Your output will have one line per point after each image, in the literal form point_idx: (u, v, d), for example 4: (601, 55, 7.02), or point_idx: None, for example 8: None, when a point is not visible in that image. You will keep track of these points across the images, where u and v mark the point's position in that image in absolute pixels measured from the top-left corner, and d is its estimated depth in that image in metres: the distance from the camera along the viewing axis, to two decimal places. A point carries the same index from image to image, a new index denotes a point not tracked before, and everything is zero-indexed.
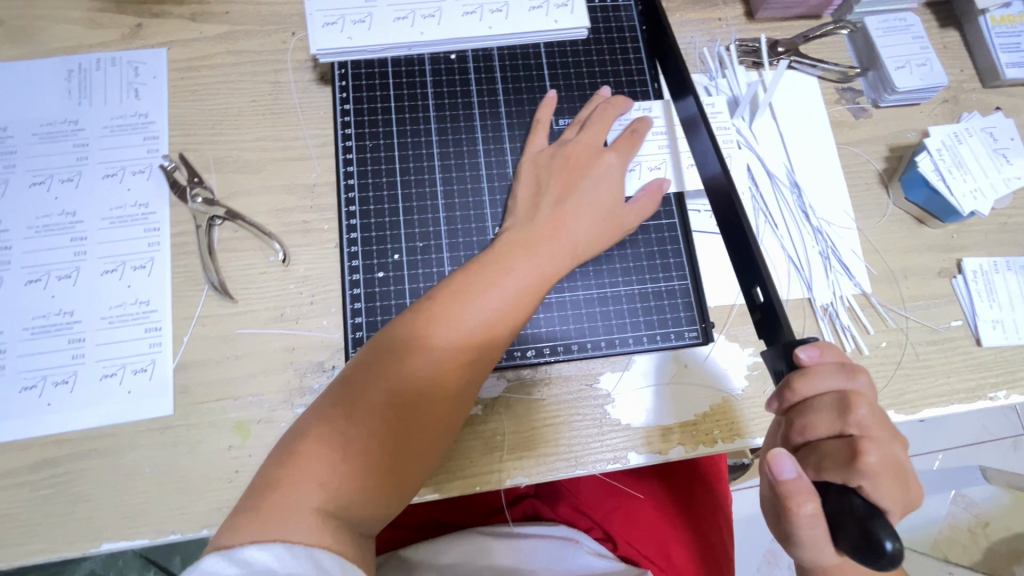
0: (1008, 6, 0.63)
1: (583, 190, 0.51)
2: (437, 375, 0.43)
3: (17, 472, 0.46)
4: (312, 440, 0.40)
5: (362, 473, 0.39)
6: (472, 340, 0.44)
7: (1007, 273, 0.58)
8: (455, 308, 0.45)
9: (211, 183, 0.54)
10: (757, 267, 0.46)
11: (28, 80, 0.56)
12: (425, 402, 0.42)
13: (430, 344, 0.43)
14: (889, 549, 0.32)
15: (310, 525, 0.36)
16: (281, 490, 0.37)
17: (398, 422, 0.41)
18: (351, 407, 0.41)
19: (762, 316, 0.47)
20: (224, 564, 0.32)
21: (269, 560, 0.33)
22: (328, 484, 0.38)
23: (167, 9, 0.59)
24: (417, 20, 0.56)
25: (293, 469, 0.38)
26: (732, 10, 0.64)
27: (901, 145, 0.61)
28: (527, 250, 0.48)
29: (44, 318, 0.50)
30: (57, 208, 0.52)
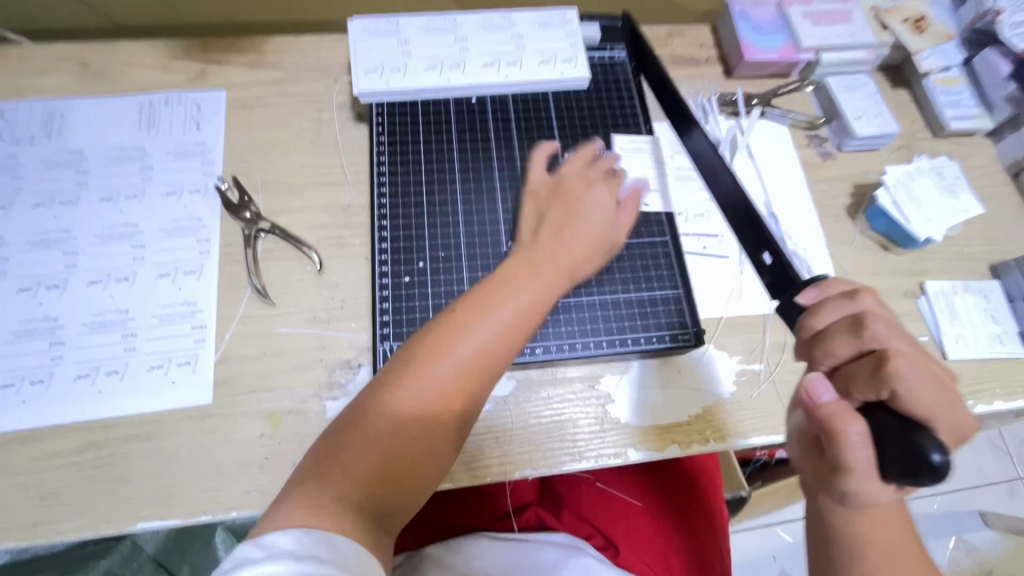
0: (948, 70, 0.74)
1: (581, 213, 0.56)
2: (451, 382, 0.46)
3: (65, 453, 0.50)
4: (339, 442, 0.43)
5: (385, 471, 0.43)
6: (484, 351, 0.47)
7: (966, 294, 0.64)
8: (472, 317, 0.48)
9: (259, 202, 0.62)
10: (764, 235, 0.54)
11: (105, 113, 0.64)
12: (442, 407, 0.45)
13: (444, 355, 0.46)
14: (937, 461, 0.36)
15: (338, 513, 0.38)
16: (314, 480, 0.41)
17: (415, 424, 0.45)
18: (373, 410, 0.45)
19: (771, 277, 0.55)
20: (253, 548, 0.35)
21: (293, 542, 0.35)
22: (355, 478, 0.41)
23: (228, 59, 0.69)
24: (445, 70, 0.65)
25: (330, 462, 0.42)
26: (712, 69, 0.74)
27: (864, 184, 0.69)
28: (533, 269, 0.52)
29: (101, 315, 0.55)
30: (122, 219, 0.59)
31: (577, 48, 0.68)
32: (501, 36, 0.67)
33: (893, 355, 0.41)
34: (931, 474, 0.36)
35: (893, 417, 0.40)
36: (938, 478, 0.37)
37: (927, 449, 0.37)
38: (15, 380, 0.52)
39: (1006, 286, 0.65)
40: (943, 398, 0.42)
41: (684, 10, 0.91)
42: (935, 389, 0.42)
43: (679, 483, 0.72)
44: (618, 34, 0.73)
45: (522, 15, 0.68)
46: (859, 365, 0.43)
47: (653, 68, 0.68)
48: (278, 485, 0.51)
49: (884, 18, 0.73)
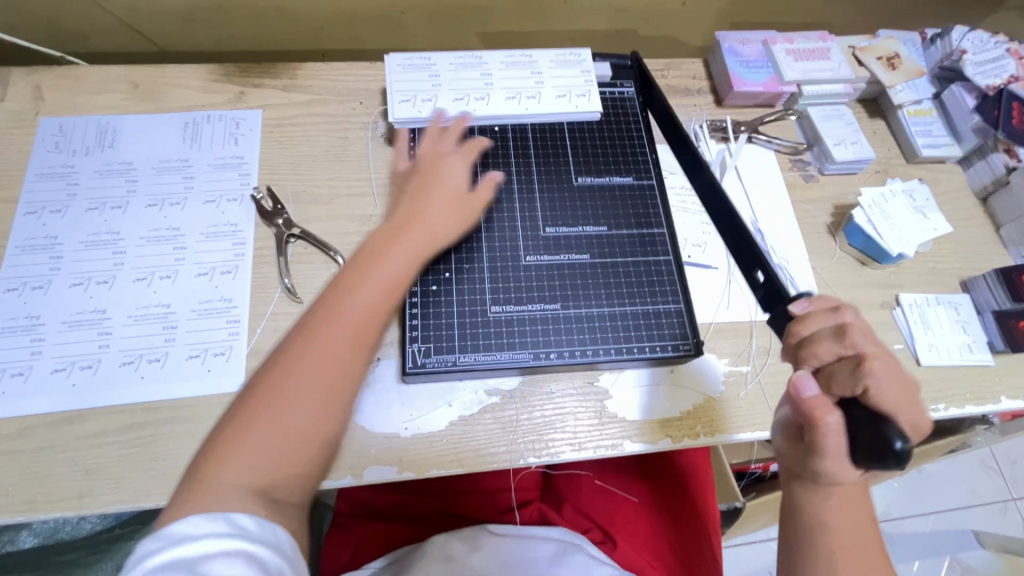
0: (919, 103, 0.81)
1: (440, 180, 0.61)
2: (337, 346, 0.47)
3: (110, 432, 0.55)
4: (226, 433, 0.43)
5: (284, 447, 0.43)
6: (364, 310, 0.49)
7: (938, 306, 0.70)
8: (350, 291, 0.50)
9: (290, 210, 0.68)
10: (757, 254, 0.56)
11: (153, 128, 0.71)
12: (328, 369, 0.46)
13: (324, 323, 0.48)
14: (898, 448, 0.40)
15: (246, 495, 0.40)
16: (206, 475, 0.40)
17: (304, 393, 0.44)
18: (263, 390, 0.44)
19: (763, 294, 0.56)
20: (150, 543, 0.36)
21: (187, 526, 0.37)
22: (252, 462, 0.41)
23: (265, 82, 0.76)
24: (471, 101, 0.72)
25: (222, 454, 0.41)
26: (705, 99, 0.81)
27: (843, 205, 0.75)
28: (395, 235, 0.55)
29: (146, 308, 0.61)
30: (166, 224, 0.65)
31: (590, 83, 0.75)
32: (522, 72, 0.74)
33: (871, 358, 0.45)
34: (894, 463, 0.40)
35: (862, 413, 0.44)
36: (900, 468, 0.40)
37: (891, 437, 0.40)
38: (66, 364, 0.57)
39: (976, 300, 0.70)
40: (909, 400, 0.46)
41: (682, 46, 1.02)
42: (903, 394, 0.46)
43: (670, 483, 0.76)
44: (627, 71, 0.79)
45: (540, 54, 0.76)
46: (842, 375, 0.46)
47: (658, 103, 0.73)
48: None
49: (861, 55, 0.80)
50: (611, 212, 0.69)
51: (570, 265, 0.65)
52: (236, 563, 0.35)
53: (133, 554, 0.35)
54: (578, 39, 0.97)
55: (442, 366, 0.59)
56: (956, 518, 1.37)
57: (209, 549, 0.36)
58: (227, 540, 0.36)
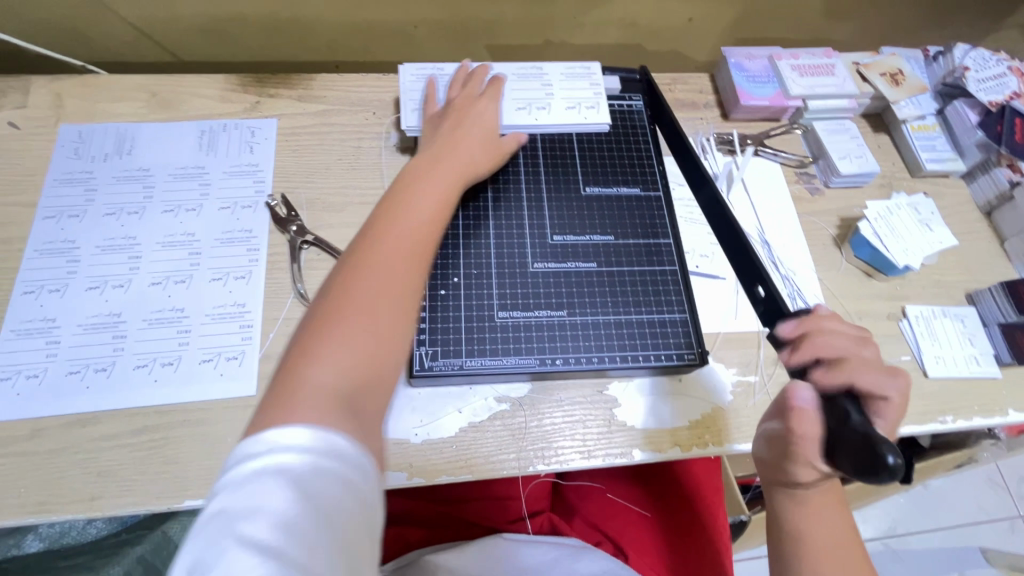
0: (923, 118, 0.82)
1: (468, 126, 0.67)
2: (407, 242, 0.51)
3: (123, 435, 0.55)
4: (305, 340, 0.43)
5: (369, 346, 0.44)
6: (420, 225, 0.54)
7: (944, 319, 0.70)
8: (407, 202, 0.55)
9: (304, 217, 0.69)
10: (758, 268, 0.54)
11: (170, 136, 0.72)
12: (397, 274, 0.49)
13: (388, 228, 0.52)
14: (892, 460, 0.36)
15: (340, 392, 0.41)
16: (296, 378, 0.41)
17: (376, 289, 0.47)
18: (336, 297, 0.46)
19: (763, 309, 0.55)
20: (253, 445, 0.35)
21: (292, 432, 0.36)
22: (338, 365, 0.42)
23: (280, 92, 0.77)
24: None
25: (308, 356, 0.42)
26: (711, 112, 0.83)
27: (849, 217, 0.76)
28: (437, 167, 0.61)
29: (160, 312, 0.61)
30: (181, 229, 0.66)
31: (599, 96, 0.76)
32: (532, 84, 0.76)
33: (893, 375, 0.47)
34: (887, 475, 0.36)
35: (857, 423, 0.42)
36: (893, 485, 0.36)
37: (883, 446, 0.37)
38: (80, 367, 0.58)
39: (982, 313, 0.71)
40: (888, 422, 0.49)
41: (689, 61, 1.04)
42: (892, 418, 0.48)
43: (676, 487, 0.76)
44: (635, 84, 0.81)
45: (552, 67, 0.78)
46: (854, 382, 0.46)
47: (665, 119, 0.74)
48: None
49: (865, 71, 0.82)
50: (618, 221, 0.70)
51: (577, 272, 0.66)
52: (336, 488, 0.35)
53: (235, 452, 0.35)
54: (587, 54, 0.99)
55: (448, 369, 0.59)
56: (964, 535, 1.36)
57: (309, 469, 0.35)
58: (330, 460, 0.36)
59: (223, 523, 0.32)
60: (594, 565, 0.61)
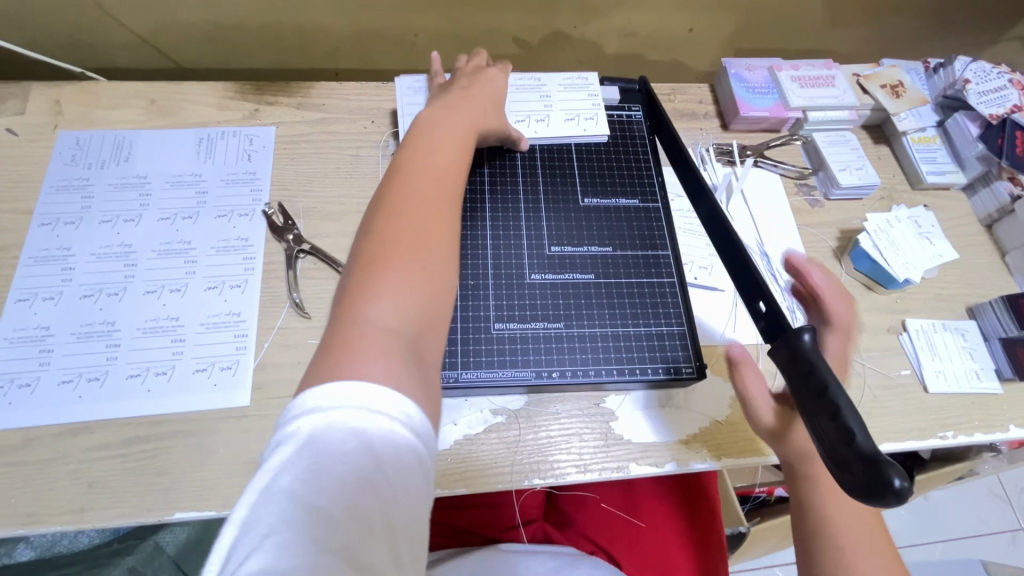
0: (924, 130, 0.82)
1: (479, 86, 0.66)
2: (434, 181, 0.50)
3: (114, 445, 0.55)
4: (355, 281, 0.42)
5: (423, 286, 0.43)
6: (443, 165, 0.52)
7: (945, 332, 0.70)
8: (427, 145, 0.53)
9: (301, 226, 0.68)
10: (759, 282, 0.50)
11: (168, 143, 0.72)
12: (433, 212, 0.47)
13: (412, 169, 0.50)
14: (897, 484, 0.33)
15: (398, 335, 0.40)
16: (352, 330, 0.39)
17: (416, 228, 0.46)
18: (378, 239, 0.44)
19: (768, 326, 0.49)
20: (312, 400, 0.34)
21: (359, 391, 0.34)
22: (394, 304, 0.41)
23: (279, 100, 0.77)
24: None
25: (361, 305, 0.40)
26: (711, 123, 0.82)
27: (849, 229, 0.76)
28: (452, 115, 0.59)
29: (154, 321, 0.61)
30: (177, 237, 0.66)
31: (598, 108, 0.76)
32: (531, 96, 0.76)
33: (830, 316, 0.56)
34: (888, 499, 0.33)
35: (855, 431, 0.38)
36: (895, 506, 0.34)
37: (886, 463, 0.34)
38: (73, 376, 0.58)
39: (982, 326, 0.70)
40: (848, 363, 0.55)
41: (688, 71, 1.04)
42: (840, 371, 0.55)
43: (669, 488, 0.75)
44: (634, 95, 0.81)
45: (550, 79, 0.78)
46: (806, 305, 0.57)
47: (663, 129, 0.74)
48: None
49: (865, 83, 0.82)
50: (617, 231, 0.70)
51: (575, 283, 0.65)
52: (400, 456, 0.33)
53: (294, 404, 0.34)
54: (587, 63, 0.99)
55: (443, 382, 0.58)
56: (965, 547, 1.35)
57: (374, 434, 0.33)
58: (395, 430, 0.34)
59: (280, 481, 0.31)
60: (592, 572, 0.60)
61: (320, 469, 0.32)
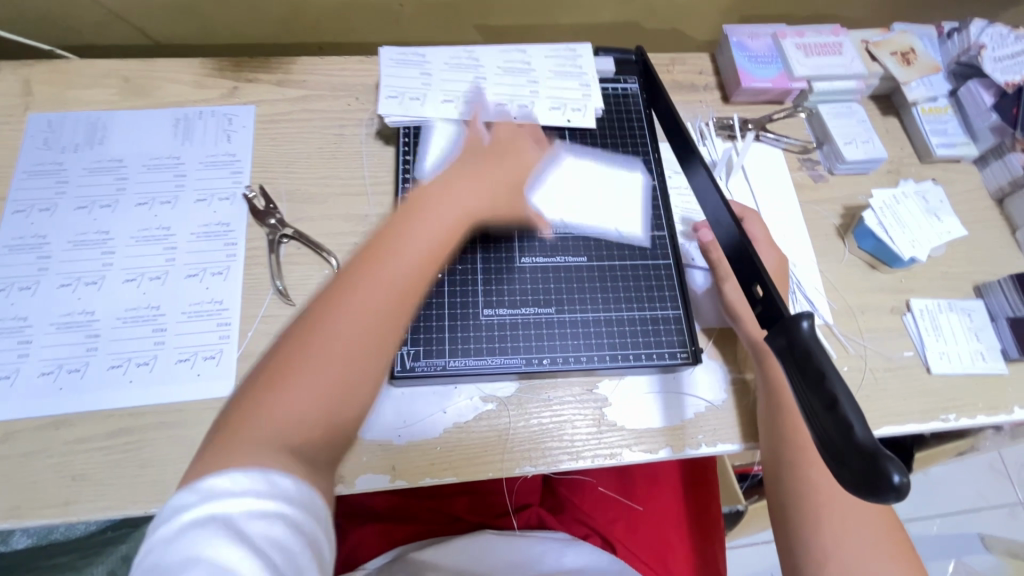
0: (935, 100, 0.78)
1: (494, 155, 0.60)
2: (407, 272, 0.47)
3: (98, 437, 0.54)
4: (265, 377, 0.41)
5: (334, 392, 0.42)
6: (410, 263, 0.48)
7: (950, 312, 0.67)
8: (417, 219, 0.51)
9: (283, 210, 0.66)
10: (757, 265, 0.47)
11: (144, 125, 0.69)
12: (382, 311, 0.45)
13: (393, 249, 0.48)
14: (897, 481, 0.32)
15: (286, 444, 0.39)
16: (244, 424, 0.39)
17: (354, 326, 0.44)
18: (315, 324, 0.43)
19: (762, 310, 0.45)
20: (191, 494, 0.35)
21: (234, 478, 0.36)
22: (289, 409, 0.40)
23: (259, 77, 0.74)
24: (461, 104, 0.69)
25: (262, 399, 0.40)
26: (711, 95, 0.79)
27: (853, 206, 0.73)
28: (462, 182, 0.55)
29: (134, 310, 0.59)
30: (156, 223, 0.64)
31: (588, 98, 0.72)
32: (517, 78, 0.72)
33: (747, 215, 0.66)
34: (886, 497, 0.32)
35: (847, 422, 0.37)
36: (893, 502, 0.33)
37: (887, 460, 0.32)
38: (53, 368, 0.56)
39: (990, 305, 0.68)
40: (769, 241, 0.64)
41: (688, 40, 0.99)
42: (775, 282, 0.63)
43: (671, 476, 0.74)
44: (632, 66, 0.77)
45: (539, 61, 0.74)
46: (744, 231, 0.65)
47: (660, 99, 0.70)
48: None
49: (874, 50, 0.78)
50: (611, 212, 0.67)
51: (566, 268, 0.63)
52: (276, 527, 0.35)
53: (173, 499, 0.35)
54: (582, 33, 0.95)
55: (430, 370, 0.57)
56: (963, 520, 1.36)
57: (249, 511, 0.35)
58: (266, 507, 0.35)
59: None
60: (581, 560, 0.60)
61: (190, 560, 0.32)
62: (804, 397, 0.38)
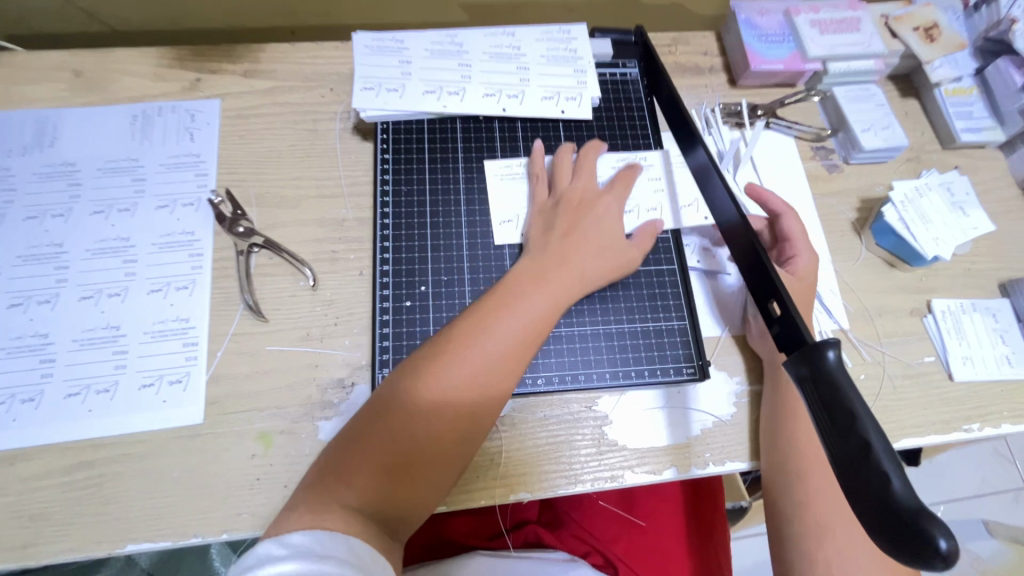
0: (959, 80, 0.72)
1: (586, 231, 0.57)
2: (499, 357, 0.48)
3: (56, 473, 0.50)
4: (353, 447, 0.44)
5: (414, 471, 0.44)
6: (504, 358, 0.48)
7: (974, 313, 0.63)
8: (512, 301, 0.51)
9: (252, 215, 0.61)
10: (775, 280, 0.42)
11: (97, 124, 0.63)
12: (469, 399, 0.47)
13: (487, 331, 0.49)
14: (944, 548, 0.28)
15: (357, 516, 0.41)
16: (325, 490, 0.42)
17: (441, 409, 0.46)
18: (405, 399, 0.46)
19: (781, 331, 0.41)
20: (274, 547, 0.36)
21: (313, 539, 0.37)
22: (369, 482, 0.43)
23: (223, 67, 0.67)
24: (443, 95, 0.64)
25: (345, 467, 0.43)
26: (717, 78, 0.72)
27: (871, 198, 0.68)
28: (554, 267, 0.54)
29: (92, 331, 0.55)
30: (113, 233, 0.58)
31: (584, 86, 0.66)
32: (506, 66, 0.66)
33: (783, 215, 0.59)
34: (929, 567, 0.28)
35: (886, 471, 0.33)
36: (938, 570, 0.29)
37: (931, 524, 0.28)
38: (5, 398, 0.52)
39: (1016, 305, 0.63)
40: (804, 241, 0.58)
41: (692, 17, 0.92)
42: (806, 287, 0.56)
43: (676, 486, 0.71)
44: (632, 48, 0.71)
45: (529, 46, 0.67)
46: (778, 227, 0.60)
47: (661, 85, 0.63)
48: (270, 508, 0.50)
49: (895, 26, 0.71)
50: None
51: None
52: None
53: (254, 553, 0.36)
54: (577, 10, 0.88)
55: None
56: (967, 507, 1.34)
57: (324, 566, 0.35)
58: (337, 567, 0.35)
59: None
60: None
61: None
62: (830, 437, 0.33)
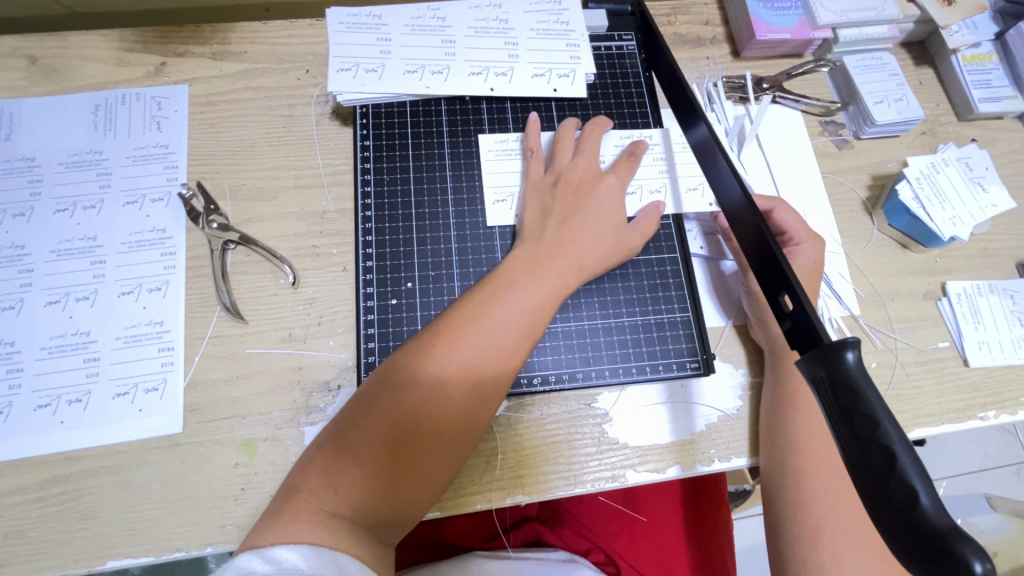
0: (978, 46, 0.67)
1: (585, 214, 0.53)
2: (492, 349, 0.45)
3: (29, 488, 0.47)
4: (338, 444, 0.41)
5: (403, 472, 0.41)
6: (500, 352, 0.45)
7: (991, 295, 0.60)
8: (508, 290, 0.48)
9: (227, 210, 0.57)
10: (785, 271, 0.38)
11: (56, 115, 0.59)
12: (461, 393, 0.44)
13: (480, 320, 0.46)
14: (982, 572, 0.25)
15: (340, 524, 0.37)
16: (306, 493, 0.39)
17: (430, 404, 0.43)
18: (395, 393, 0.43)
19: (792, 328, 0.38)
20: (258, 563, 0.33)
21: (301, 555, 0.34)
22: (354, 484, 0.40)
23: (190, 49, 0.63)
24: (426, 75, 0.60)
25: (329, 467, 0.40)
26: (719, 50, 0.68)
27: (883, 175, 0.64)
28: (550, 251, 0.51)
29: (61, 338, 0.52)
30: (79, 232, 0.55)
31: (577, 62, 0.62)
32: (493, 42, 0.61)
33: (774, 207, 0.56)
34: None
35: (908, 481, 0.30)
36: None
37: (966, 545, 0.26)
38: None
39: None
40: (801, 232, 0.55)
41: None
42: (812, 277, 0.54)
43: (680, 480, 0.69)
44: (629, 20, 0.66)
45: (519, 19, 0.63)
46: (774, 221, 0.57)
47: (660, 57, 0.59)
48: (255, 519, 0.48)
49: None
50: None
51: None
52: None
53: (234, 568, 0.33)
54: None
55: None
56: (971, 482, 1.32)
57: None
58: None
59: None
60: None
61: None
62: (850, 447, 0.31)
